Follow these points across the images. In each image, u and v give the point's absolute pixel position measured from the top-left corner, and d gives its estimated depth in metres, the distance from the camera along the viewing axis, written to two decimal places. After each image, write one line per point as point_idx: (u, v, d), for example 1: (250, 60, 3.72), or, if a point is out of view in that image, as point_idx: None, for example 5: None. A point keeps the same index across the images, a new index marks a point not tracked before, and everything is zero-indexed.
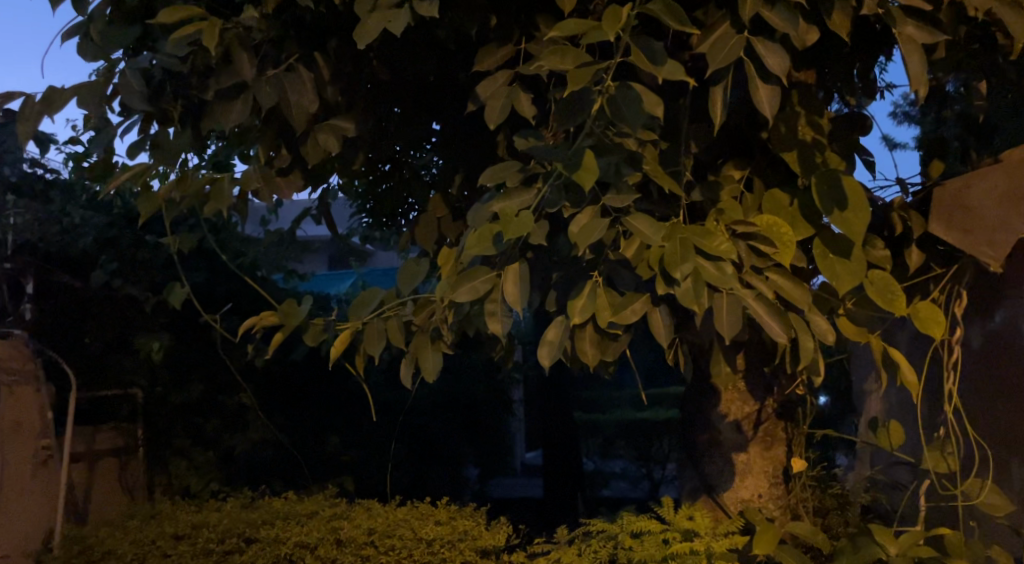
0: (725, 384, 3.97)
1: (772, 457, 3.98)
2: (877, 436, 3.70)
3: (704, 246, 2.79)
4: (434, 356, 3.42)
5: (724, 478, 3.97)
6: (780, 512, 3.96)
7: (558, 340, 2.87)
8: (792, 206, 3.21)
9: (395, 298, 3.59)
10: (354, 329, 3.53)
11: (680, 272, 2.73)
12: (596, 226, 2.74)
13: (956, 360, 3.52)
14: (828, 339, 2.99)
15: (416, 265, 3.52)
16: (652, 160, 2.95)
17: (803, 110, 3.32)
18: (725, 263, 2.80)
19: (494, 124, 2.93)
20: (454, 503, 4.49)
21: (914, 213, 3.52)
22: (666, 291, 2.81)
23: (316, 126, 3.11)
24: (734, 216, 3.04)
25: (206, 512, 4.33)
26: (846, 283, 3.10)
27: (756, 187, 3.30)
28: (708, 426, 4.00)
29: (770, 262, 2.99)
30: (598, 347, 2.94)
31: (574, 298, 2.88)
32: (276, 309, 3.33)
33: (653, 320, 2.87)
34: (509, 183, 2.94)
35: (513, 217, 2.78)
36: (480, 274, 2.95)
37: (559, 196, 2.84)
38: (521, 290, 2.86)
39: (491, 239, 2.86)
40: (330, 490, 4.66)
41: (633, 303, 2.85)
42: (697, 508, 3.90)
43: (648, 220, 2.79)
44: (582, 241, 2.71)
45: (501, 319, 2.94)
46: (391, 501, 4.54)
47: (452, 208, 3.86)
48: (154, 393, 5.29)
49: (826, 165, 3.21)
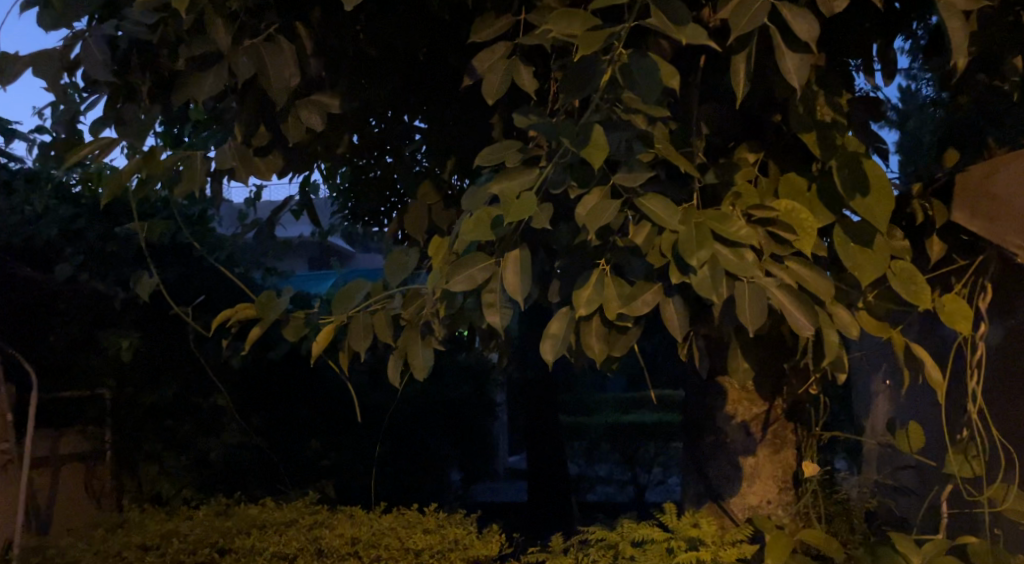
0: (732, 385, 3.75)
1: (781, 461, 3.75)
2: (896, 438, 3.48)
3: (722, 231, 2.55)
4: (425, 352, 3.19)
5: (730, 483, 3.74)
6: (790, 520, 3.74)
7: (562, 333, 2.66)
8: (810, 191, 2.98)
9: (381, 291, 3.34)
10: (338, 324, 3.28)
11: (698, 258, 2.48)
12: (606, 206, 2.51)
13: (980, 357, 3.30)
14: (852, 334, 2.77)
15: (405, 255, 3.27)
16: (664, 138, 2.72)
17: (822, 89, 3.10)
18: (745, 249, 2.56)
19: (492, 100, 2.69)
20: (443, 510, 4.25)
21: (935, 200, 3.30)
22: (680, 279, 2.58)
23: (297, 102, 2.84)
24: (751, 200, 2.81)
25: (176, 521, 4.05)
26: (869, 273, 2.88)
27: (771, 170, 3.07)
28: (714, 428, 3.77)
29: (790, 250, 2.76)
30: (604, 340, 2.71)
31: (579, 288, 2.64)
32: (254, 302, 3.06)
33: (665, 311, 2.65)
34: (508, 162, 2.71)
35: (514, 199, 2.55)
36: (477, 261, 2.70)
37: (564, 175, 2.63)
38: (523, 278, 2.63)
39: (490, 223, 2.63)
40: (309, 497, 4.39)
41: (643, 293, 2.61)
42: (703, 514, 3.68)
43: (662, 202, 2.56)
44: (592, 223, 2.48)
45: (500, 311, 2.70)
46: (375, 507, 4.29)
47: (442, 196, 3.61)
48: (124, 395, 5.01)
49: (846, 147, 2.99)
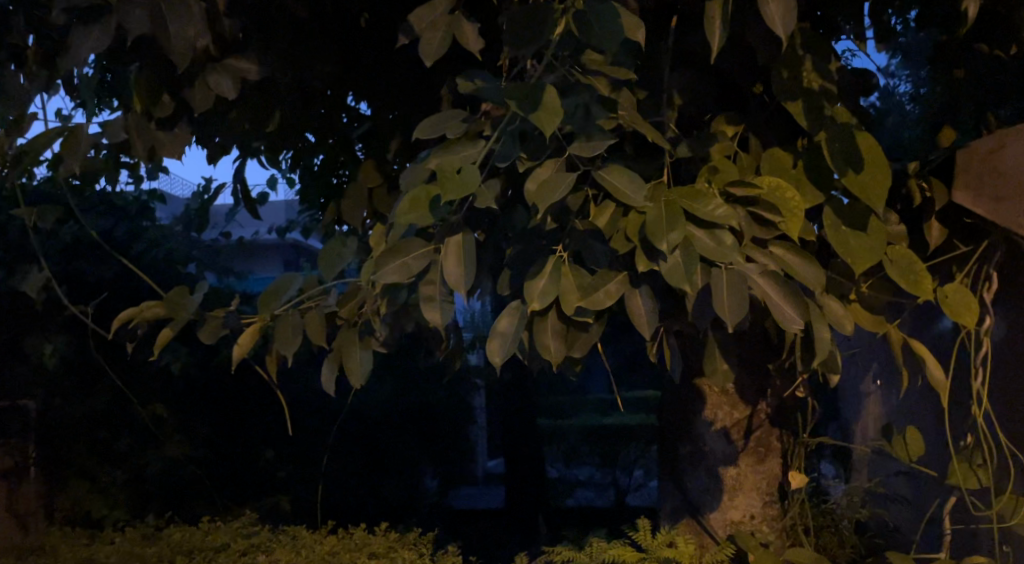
0: (711, 387, 3.39)
1: (766, 471, 3.40)
2: (892, 444, 3.11)
3: (695, 210, 2.20)
4: (362, 355, 2.84)
5: (710, 496, 3.39)
6: (776, 537, 3.39)
7: (512, 332, 2.30)
8: (795, 167, 2.62)
9: (316, 285, 2.97)
10: (265, 324, 2.89)
11: (668, 241, 2.14)
12: (561, 178, 2.14)
13: (985, 354, 2.93)
14: (845, 329, 2.41)
15: (340, 246, 2.90)
16: (628, 105, 2.35)
17: (810, 52, 2.73)
18: (722, 231, 2.21)
19: (430, 61, 2.32)
20: (396, 529, 3.91)
21: (934, 180, 2.94)
22: (648, 268, 2.22)
23: (206, 66, 2.51)
24: (729, 176, 2.44)
25: (98, 546, 3.70)
26: (863, 261, 2.54)
27: (752, 145, 2.71)
28: (691, 435, 3.42)
29: (774, 233, 2.41)
30: (563, 339, 2.35)
31: (531, 279, 2.28)
32: (163, 299, 2.69)
33: (632, 304, 2.29)
34: (449, 134, 2.35)
35: (453, 176, 2.20)
36: (412, 248, 2.33)
37: (515, 144, 2.22)
38: (466, 267, 2.26)
39: (428, 202, 2.27)
40: (249, 516, 4.03)
41: (608, 282, 2.28)
42: (679, 532, 3.35)
43: (627, 175, 2.20)
44: (545, 198, 2.10)
45: (440, 306, 2.33)
46: (321, 528, 3.93)
47: (387, 179, 3.22)
48: (51, 405, 4.61)
49: (836, 117, 2.63)
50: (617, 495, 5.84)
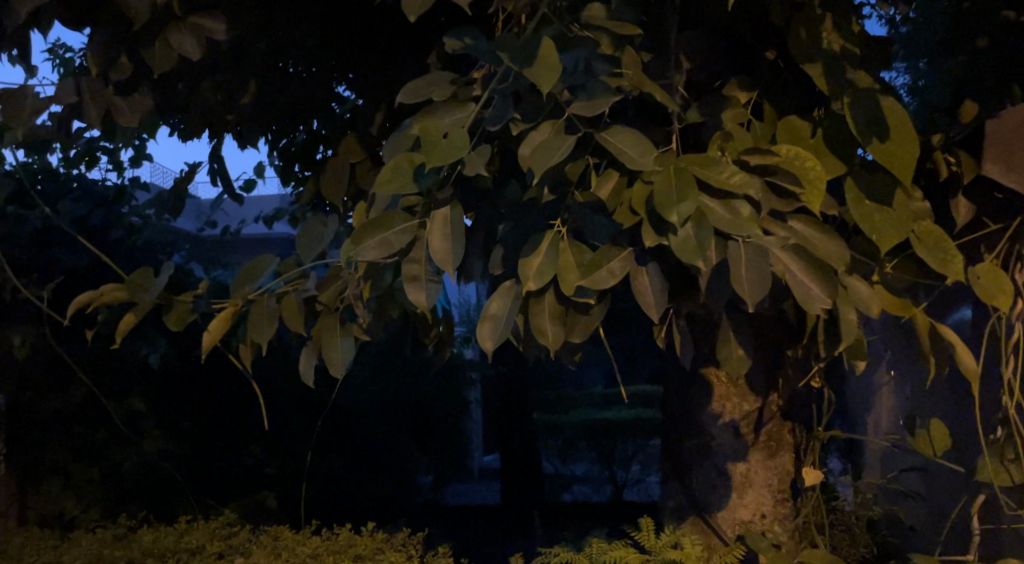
0: (719, 378, 3.17)
1: (777, 467, 3.18)
2: (915, 439, 2.89)
3: (709, 178, 1.98)
4: (343, 344, 2.64)
5: (717, 494, 3.18)
6: (788, 538, 3.18)
7: (505, 315, 2.08)
8: (814, 136, 2.40)
9: (293, 268, 2.74)
10: (238, 310, 2.66)
11: (678, 212, 1.92)
12: (559, 140, 1.92)
13: (1018, 341, 2.71)
14: (874, 311, 2.18)
15: (320, 225, 2.66)
16: (632, 63, 2.12)
17: (830, 10, 2.50)
18: (738, 200, 1.99)
19: (415, 16, 2.10)
20: (382, 528, 3.69)
21: (962, 152, 2.71)
22: (656, 242, 2.01)
23: (166, 23, 2.32)
24: (743, 143, 2.23)
25: (65, 549, 3.49)
26: (890, 237, 2.32)
27: (768, 112, 2.48)
28: (698, 428, 3.21)
29: (795, 205, 2.19)
30: (561, 323, 2.13)
31: (526, 256, 2.06)
32: (125, 280, 2.47)
33: (637, 282, 2.07)
34: (434, 97, 2.13)
35: (439, 140, 1.98)
36: (395, 222, 2.11)
37: (507, 105, 2.00)
38: (453, 242, 2.04)
39: (411, 171, 2.05)
40: (230, 517, 3.83)
41: (610, 260, 2.05)
42: (685, 532, 3.14)
43: (632, 138, 1.98)
44: (541, 161, 1.88)
45: (425, 287, 2.11)
46: (304, 528, 3.72)
47: (372, 154, 3.00)
48: (23, 399, 4.40)
49: (859, 80, 2.40)
50: (614, 490, 5.37)
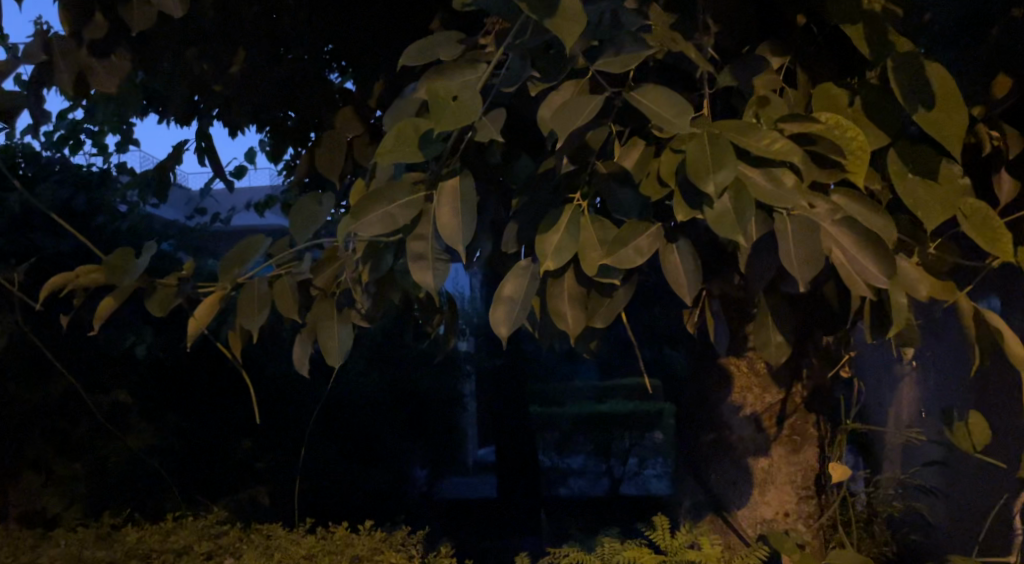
0: (740, 368, 2.97)
1: (801, 463, 2.97)
2: (953, 432, 2.68)
3: (747, 144, 1.79)
4: (339, 331, 2.42)
5: (737, 490, 2.99)
6: (812, 537, 2.98)
7: (521, 297, 1.89)
8: (853, 105, 2.21)
9: (286, 249, 2.53)
10: (228, 294, 2.46)
11: (715, 182, 1.73)
12: (582, 101, 1.73)
13: None
14: (925, 293, 1.99)
15: (315, 203, 2.46)
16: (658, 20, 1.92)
17: None
18: (781, 169, 1.80)
19: None
20: (382, 527, 3.49)
21: (1005, 125, 2.52)
22: (688, 217, 1.81)
23: None
24: (780, 110, 2.04)
25: (41, 549, 3.28)
26: (937, 215, 2.12)
27: (801, 81, 2.29)
28: (717, 420, 3.02)
29: (837, 178, 1.99)
30: (582, 306, 1.93)
31: (545, 232, 1.86)
32: (102, 262, 2.26)
33: (667, 261, 1.89)
34: (441, 57, 1.93)
35: (448, 103, 1.78)
36: (400, 195, 1.92)
37: (524, 64, 1.81)
38: (463, 217, 1.85)
39: (417, 138, 1.85)
40: (218, 515, 3.61)
41: (638, 237, 1.86)
42: (704, 530, 2.95)
43: (663, 101, 1.78)
44: (563, 124, 1.69)
45: (432, 266, 1.91)
46: (298, 526, 3.52)
47: (369, 129, 2.79)
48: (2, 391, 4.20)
49: (900, 45, 2.20)
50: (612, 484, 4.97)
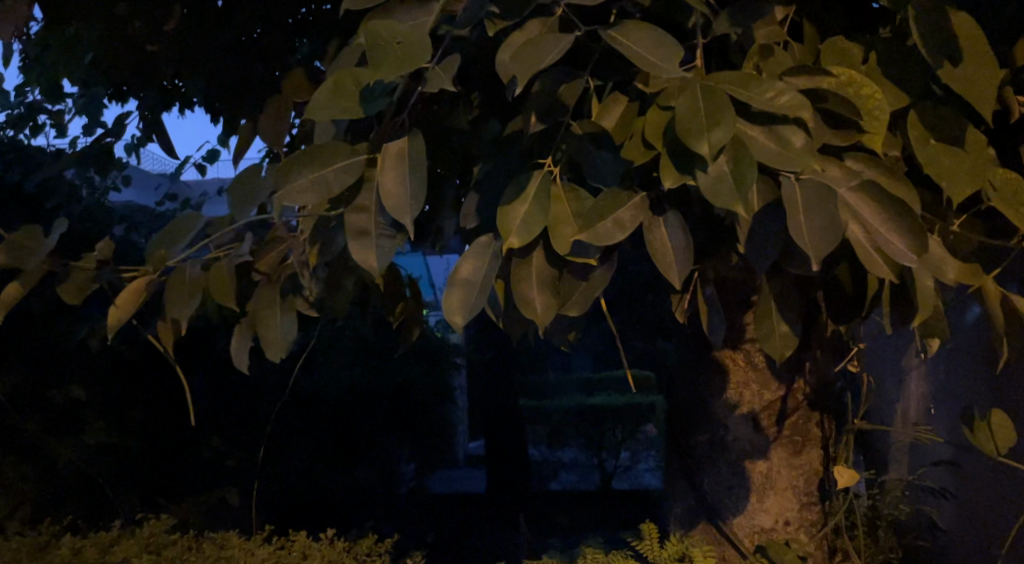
0: (735, 362, 2.68)
1: (803, 467, 2.69)
2: (975, 433, 2.37)
3: (748, 99, 1.51)
4: (282, 321, 2.14)
5: (733, 498, 2.70)
6: (815, 548, 2.70)
7: (480, 279, 1.60)
8: (868, 62, 1.91)
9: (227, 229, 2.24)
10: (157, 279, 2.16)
11: (710, 141, 1.44)
12: (550, 43, 1.44)
13: None
14: (953, 275, 1.70)
15: None
16: None
17: None
18: (787, 126, 1.51)
19: None
20: (348, 535, 3.20)
21: None
22: (677, 185, 1.53)
23: None
24: (785, 64, 1.75)
25: None
26: (965, 187, 1.80)
27: (809, 33, 1.98)
28: (711, 419, 2.73)
29: (852, 141, 1.70)
30: (553, 290, 1.65)
31: (509, 202, 1.58)
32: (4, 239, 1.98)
33: (653, 238, 1.61)
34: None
35: (392, 47, 1.49)
36: (338, 159, 1.63)
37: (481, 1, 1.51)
38: (411, 184, 1.56)
39: (357, 91, 1.56)
40: (169, 523, 3.31)
41: (619, 208, 1.57)
42: (694, 540, 2.66)
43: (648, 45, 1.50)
44: (528, 69, 1.41)
45: (375, 243, 1.63)
46: (257, 534, 3.22)
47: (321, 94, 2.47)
48: None
49: None
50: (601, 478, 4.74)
